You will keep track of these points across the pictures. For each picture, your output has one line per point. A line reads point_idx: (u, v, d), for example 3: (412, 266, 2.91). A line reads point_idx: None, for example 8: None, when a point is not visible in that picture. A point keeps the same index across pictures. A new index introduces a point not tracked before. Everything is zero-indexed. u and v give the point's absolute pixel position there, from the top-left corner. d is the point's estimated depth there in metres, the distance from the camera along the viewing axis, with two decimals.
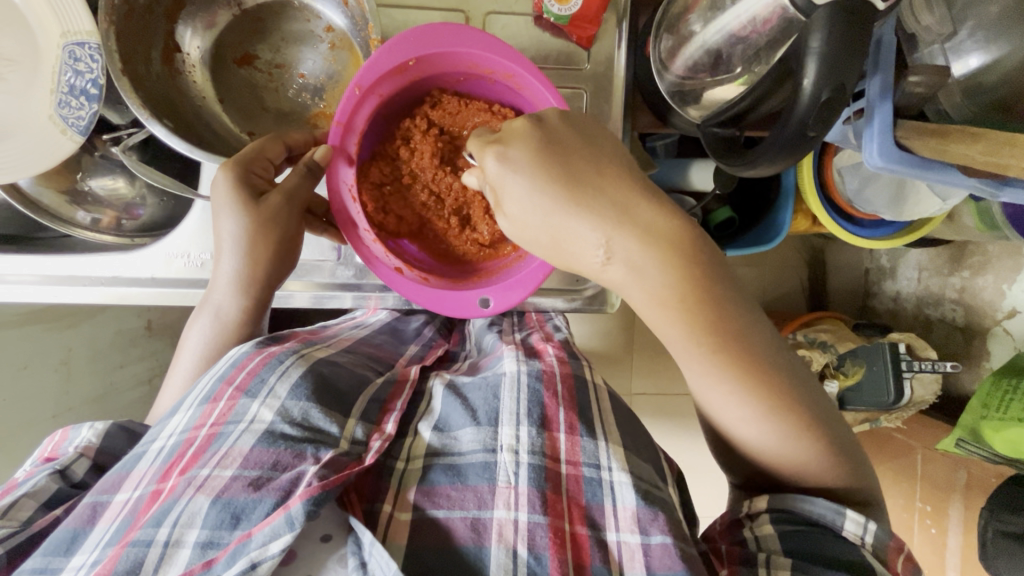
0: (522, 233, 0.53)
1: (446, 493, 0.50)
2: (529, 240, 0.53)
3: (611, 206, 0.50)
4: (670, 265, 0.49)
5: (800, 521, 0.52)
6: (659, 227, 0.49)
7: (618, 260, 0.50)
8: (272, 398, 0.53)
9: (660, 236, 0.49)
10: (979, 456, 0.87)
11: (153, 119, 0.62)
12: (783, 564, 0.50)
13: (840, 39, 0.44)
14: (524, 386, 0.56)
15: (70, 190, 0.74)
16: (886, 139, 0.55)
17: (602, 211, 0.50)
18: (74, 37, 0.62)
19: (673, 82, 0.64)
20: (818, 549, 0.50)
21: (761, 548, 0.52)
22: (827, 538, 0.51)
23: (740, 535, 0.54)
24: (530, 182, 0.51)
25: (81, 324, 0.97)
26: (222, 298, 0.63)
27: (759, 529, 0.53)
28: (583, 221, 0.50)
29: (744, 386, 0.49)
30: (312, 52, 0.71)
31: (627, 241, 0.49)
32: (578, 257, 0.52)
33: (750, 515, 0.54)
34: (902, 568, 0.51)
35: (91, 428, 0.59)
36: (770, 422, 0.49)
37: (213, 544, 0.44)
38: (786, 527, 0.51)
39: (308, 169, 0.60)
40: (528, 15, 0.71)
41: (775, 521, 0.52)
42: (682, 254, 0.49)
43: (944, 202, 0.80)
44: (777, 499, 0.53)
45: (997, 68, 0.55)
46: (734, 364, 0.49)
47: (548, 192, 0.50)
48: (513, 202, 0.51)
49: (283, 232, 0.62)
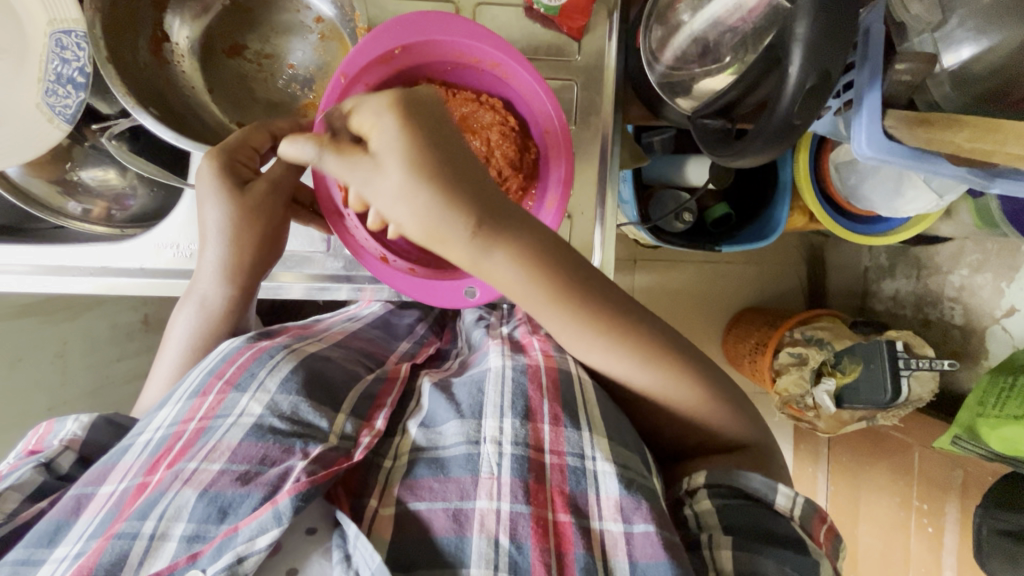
0: (388, 208, 0.45)
1: (429, 485, 0.50)
2: (386, 205, 0.45)
3: (488, 197, 0.46)
4: (532, 261, 0.47)
5: (734, 494, 0.54)
6: (527, 230, 0.47)
7: (478, 243, 0.45)
8: (262, 392, 0.52)
9: (528, 237, 0.47)
10: (975, 455, 0.85)
11: (138, 107, 0.63)
12: (725, 539, 0.50)
13: (825, 25, 0.43)
14: (508, 380, 0.55)
15: (61, 180, 0.75)
16: (874, 128, 0.54)
17: (478, 202, 0.44)
18: (60, 25, 0.62)
19: (662, 73, 0.63)
20: (753, 521, 0.52)
21: (703, 526, 0.52)
22: (756, 508, 0.53)
23: (682, 513, 0.55)
24: (420, 153, 0.43)
25: (76, 318, 0.96)
26: (207, 287, 0.63)
27: (699, 505, 0.54)
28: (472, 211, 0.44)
29: (659, 360, 0.53)
30: (301, 43, 0.71)
31: (493, 232, 0.45)
32: (437, 240, 0.46)
33: (690, 492, 0.55)
34: (822, 537, 0.54)
35: (76, 422, 0.58)
36: (677, 383, 0.54)
37: (199, 537, 0.44)
38: (720, 501, 0.53)
39: None
40: (519, 7, 0.70)
41: (713, 496, 0.54)
42: (542, 255, 0.47)
43: (939, 197, 0.77)
44: (713, 474, 0.54)
45: (988, 58, 0.55)
46: (613, 341, 0.51)
47: (430, 168, 0.43)
48: (391, 178, 0.43)
49: (267, 219, 0.62)
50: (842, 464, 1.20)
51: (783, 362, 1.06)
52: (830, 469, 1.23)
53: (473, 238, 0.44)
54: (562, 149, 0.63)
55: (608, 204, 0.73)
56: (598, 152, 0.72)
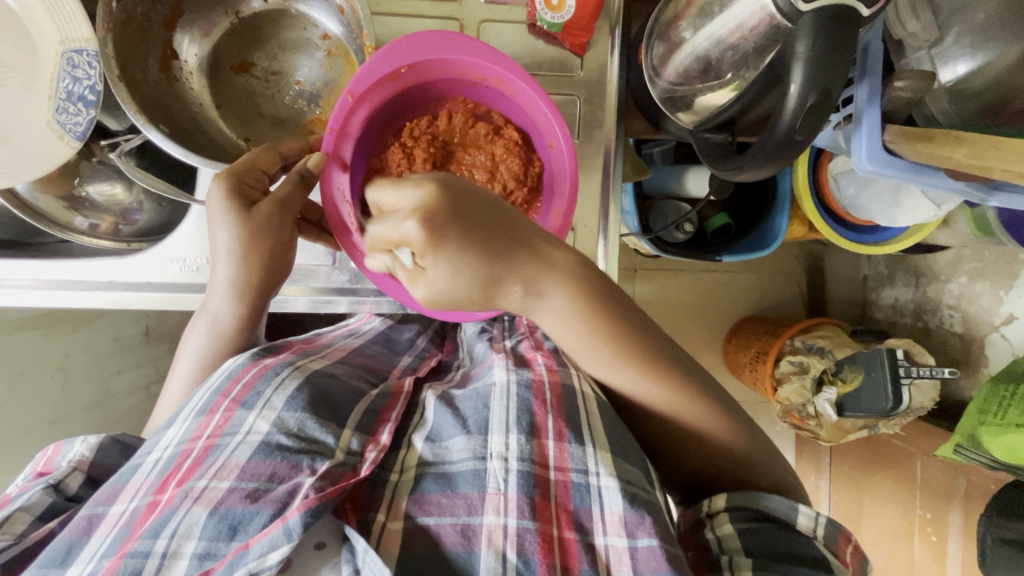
0: (449, 292, 0.53)
1: (437, 500, 0.50)
2: (455, 294, 0.53)
3: (518, 257, 0.52)
4: (565, 295, 0.54)
5: (752, 516, 0.55)
6: (551, 265, 0.54)
7: (529, 297, 0.54)
8: (268, 410, 0.53)
9: (553, 273, 0.54)
10: (978, 463, 0.86)
11: (149, 124, 0.63)
12: (745, 564, 0.51)
13: (825, 44, 0.44)
14: (513, 396, 0.56)
15: (69, 196, 0.75)
16: (874, 143, 0.56)
17: (510, 267, 0.52)
18: (72, 45, 0.63)
19: (664, 87, 0.65)
20: (774, 545, 0.53)
21: (725, 550, 0.53)
22: (780, 532, 0.54)
23: (705, 537, 0.56)
24: (455, 257, 0.50)
25: (79, 330, 0.96)
26: (219, 302, 0.64)
27: (720, 530, 0.55)
28: (496, 279, 0.52)
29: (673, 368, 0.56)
30: (308, 60, 0.72)
31: (533, 281, 0.53)
32: (496, 300, 0.55)
33: (710, 515, 0.56)
34: (850, 558, 0.55)
35: (83, 443, 0.60)
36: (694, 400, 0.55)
37: (210, 555, 0.44)
38: (743, 526, 0.54)
39: (300, 177, 0.60)
40: (523, 24, 0.71)
41: (734, 519, 0.55)
42: (571, 283, 0.54)
43: (937, 207, 0.78)
44: (732, 497, 0.55)
45: (984, 74, 0.56)
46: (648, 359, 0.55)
47: (467, 267, 0.51)
48: (436, 272, 0.51)
49: (280, 242, 0.63)
50: (844, 471, 1.20)
51: (784, 371, 1.07)
52: (831, 477, 1.23)
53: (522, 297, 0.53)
54: (565, 166, 0.63)
55: (611, 216, 0.74)
56: (601, 165, 0.73)
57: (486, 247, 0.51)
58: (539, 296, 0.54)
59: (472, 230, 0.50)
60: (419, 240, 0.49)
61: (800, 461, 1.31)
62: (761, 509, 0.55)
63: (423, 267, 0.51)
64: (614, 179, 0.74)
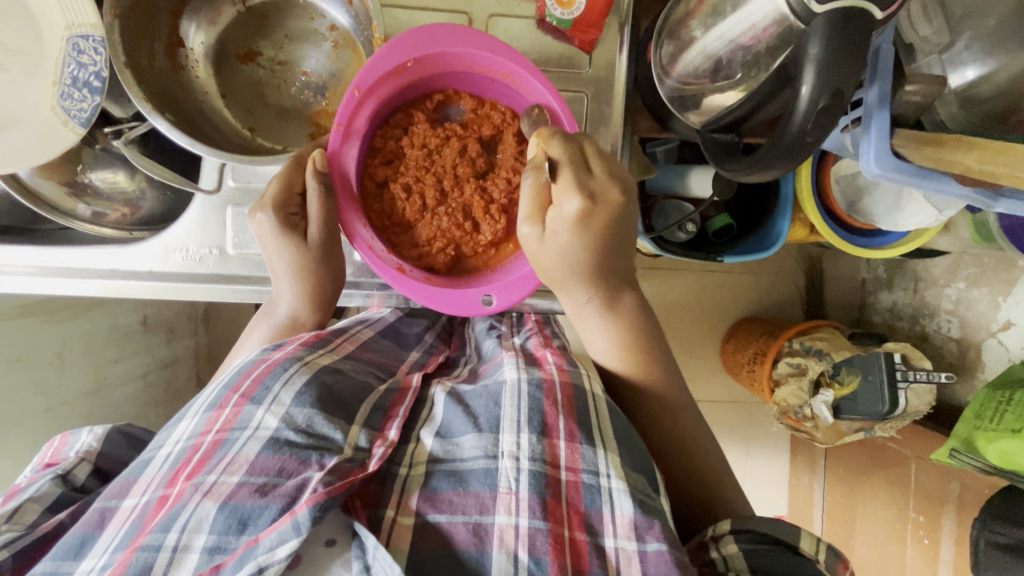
0: (548, 253, 0.57)
1: (449, 498, 0.50)
2: (549, 255, 0.57)
3: (617, 298, 0.63)
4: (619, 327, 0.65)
5: (758, 539, 0.56)
6: (626, 317, 0.65)
7: (590, 306, 0.63)
8: (277, 405, 0.52)
9: (622, 319, 0.65)
10: (973, 467, 0.86)
11: (155, 112, 0.63)
12: None
13: (839, 45, 0.44)
14: (524, 394, 0.55)
15: (71, 182, 0.73)
16: (883, 148, 0.56)
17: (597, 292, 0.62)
18: (77, 30, 0.62)
19: (673, 87, 0.65)
20: (778, 563, 0.53)
21: (730, 567, 0.53)
22: (784, 553, 0.55)
23: (708, 557, 0.56)
24: (585, 244, 0.56)
25: (76, 317, 0.95)
26: (292, 312, 0.68)
27: (726, 549, 0.55)
28: (585, 285, 0.61)
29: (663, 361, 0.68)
30: (315, 51, 0.72)
31: (600, 305, 0.63)
32: (560, 290, 0.63)
33: (715, 538, 0.57)
34: None
35: (90, 433, 0.63)
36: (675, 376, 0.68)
37: (220, 549, 0.44)
38: (748, 546, 0.55)
39: (325, 185, 0.61)
40: (531, 19, 0.71)
41: (739, 540, 0.56)
42: (628, 336, 0.66)
43: (939, 212, 0.77)
44: (737, 522, 0.57)
45: (994, 79, 0.56)
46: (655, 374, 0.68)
47: (582, 253, 0.57)
48: (557, 226, 0.55)
49: (337, 252, 0.67)
50: (838, 472, 1.21)
51: (783, 372, 1.06)
52: (826, 478, 1.23)
53: (585, 304, 0.63)
54: None
55: None
56: None
57: (601, 258, 0.58)
58: (603, 312, 0.64)
59: (605, 239, 0.56)
60: (575, 213, 0.54)
61: (795, 463, 1.31)
62: (765, 533, 0.56)
63: (548, 222, 0.56)
64: (620, 178, 0.74)
